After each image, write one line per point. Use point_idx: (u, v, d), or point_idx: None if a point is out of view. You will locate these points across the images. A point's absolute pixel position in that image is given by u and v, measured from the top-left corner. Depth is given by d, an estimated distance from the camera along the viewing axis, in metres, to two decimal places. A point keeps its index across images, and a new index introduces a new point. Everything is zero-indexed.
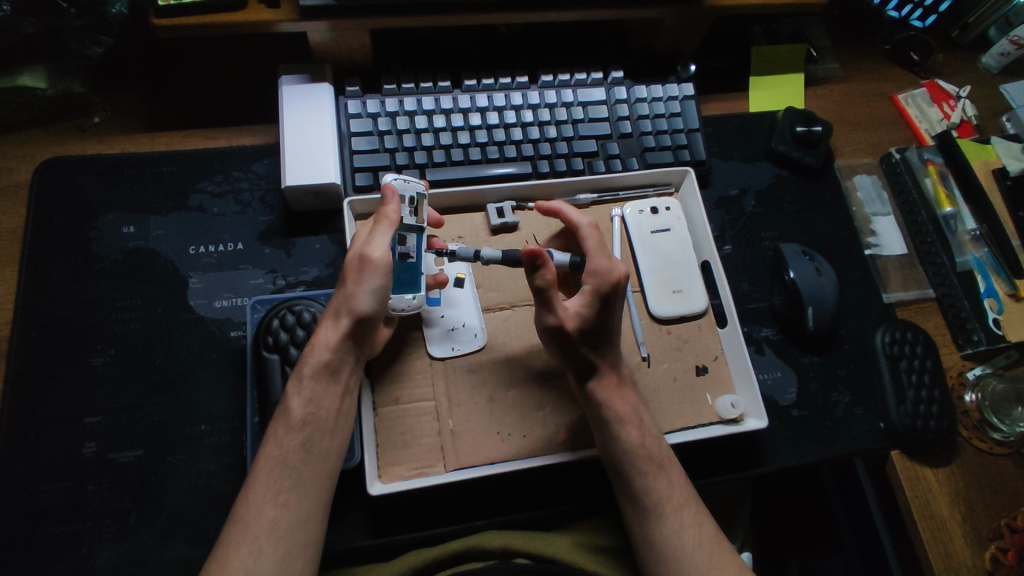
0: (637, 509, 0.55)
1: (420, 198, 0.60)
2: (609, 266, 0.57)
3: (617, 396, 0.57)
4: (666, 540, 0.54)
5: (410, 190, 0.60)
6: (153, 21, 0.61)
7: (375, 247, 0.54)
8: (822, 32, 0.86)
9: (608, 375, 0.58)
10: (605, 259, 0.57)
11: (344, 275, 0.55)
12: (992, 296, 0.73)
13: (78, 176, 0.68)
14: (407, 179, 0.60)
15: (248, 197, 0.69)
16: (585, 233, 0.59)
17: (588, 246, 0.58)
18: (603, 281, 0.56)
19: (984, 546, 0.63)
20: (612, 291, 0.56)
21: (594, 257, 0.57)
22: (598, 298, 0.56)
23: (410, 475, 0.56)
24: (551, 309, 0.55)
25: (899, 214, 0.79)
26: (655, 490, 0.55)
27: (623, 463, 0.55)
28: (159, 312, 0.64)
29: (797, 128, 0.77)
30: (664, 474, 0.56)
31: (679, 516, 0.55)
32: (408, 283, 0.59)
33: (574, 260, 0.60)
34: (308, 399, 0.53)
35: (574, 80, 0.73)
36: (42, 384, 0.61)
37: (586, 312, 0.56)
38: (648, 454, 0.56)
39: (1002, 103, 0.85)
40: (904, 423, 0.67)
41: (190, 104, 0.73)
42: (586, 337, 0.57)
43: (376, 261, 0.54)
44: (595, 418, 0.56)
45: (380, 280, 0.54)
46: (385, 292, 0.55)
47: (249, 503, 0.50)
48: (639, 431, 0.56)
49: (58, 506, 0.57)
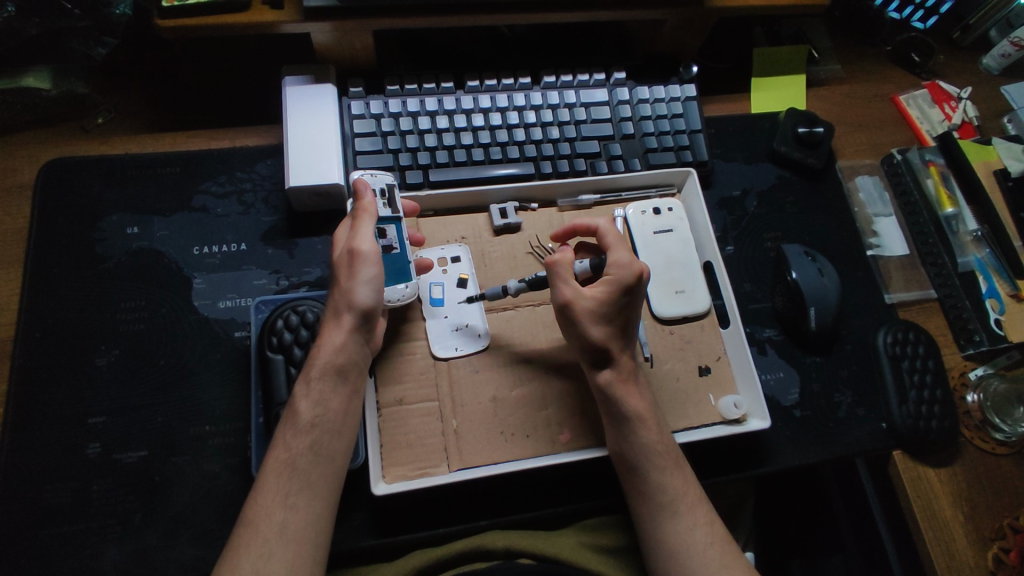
0: (648, 504, 0.55)
1: (390, 188, 0.61)
2: (629, 260, 0.58)
3: (628, 391, 0.57)
4: (679, 538, 0.54)
5: (378, 185, 0.61)
6: (158, 22, 0.61)
7: (360, 240, 0.55)
8: (824, 33, 0.87)
9: (624, 370, 0.58)
10: (624, 253, 0.59)
11: (336, 274, 0.56)
12: (994, 297, 0.73)
13: (82, 176, 0.68)
14: (373, 174, 0.61)
15: (251, 198, 0.69)
16: (604, 230, 0.61)
17: (608, 241, 0.60)
18: (624, 272, 0.57)
19: (987, 546, 0.63)
20: (634, 281, 0.57)
21: (615, 250, 0.59)
22: (617, 288, 0.57)
23: (414, 475, 0.56)
24: (562, 286, 0.57)
25: (901, 215, 0.79)
26: (670, 487, 0.55)
27: (635, 462, 0.56)
28: (163, 312, 0.64)
29: (799, 128, 0.78)
30: (680, 472, 0.56)
31: (693, 515, 0.55)
32: (397, 274, 0.58)
33: (594, 261, 0.61)
34: (316, 401, 0.53)
35: (577, 80, 0.73)
36: (46, 384, 0.61)
37: (604, 297, 0.57)
38: (666, 450, 0.56)
39: (1003, 104, 0.85)
40: (906, 423, 0.67)
41: (193, 104, 0.73)
42: (603, 326, 0.57)
43: (364, 253, 0.55)
44: (612, 416, 0.56)
45: (373, 269, 0.55)
46: (381, 280, 0.55)
47: (259, 505, 0.50)
48: (658, 431, 0.57)
49: (64, 506, 0.57)
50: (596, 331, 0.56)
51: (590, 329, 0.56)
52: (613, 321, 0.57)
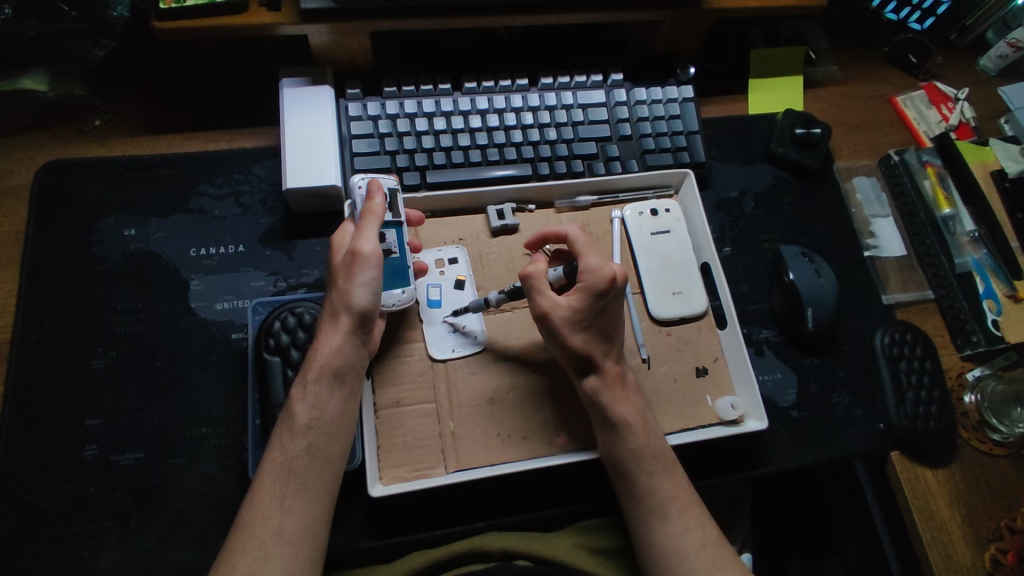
0: (639, 507, 0.55)
1: (393, 192, 0.61)
2: (601, 265, 0.56)
3: (614, 397, 0.57)
4: (670, 540, 0.54)
5: (378, 188, 0.60)
6: (154, 24, 0.61)
7: (364, 241, 0.55)
8: (821, 34, 0.87)
9: (611, 375, 0.58)
10: (593, 258, 0.57)
11: (336, 273, 0.56)
12: (991, 297, 0.73)
13: (79, 178, 0.68)
14: (374, 177, 0.60)
15: (249, 199, 0.69)
16: (574, 235, 0.60)
17: (578, 247, 0.59)
18: (595, 278, 0.56)
19: (984, 546, 0.63)
20: (606, 287, 0.55)
21: (586, 256, 0.58)
22: (591, 295, 0.56)
23: (411, 477, 0.57)
24: (537, 297, 0.57)
25: (899, 216, 0.80)
26: (661, 491, 0.55)
27: (624, 465, 0.56)
28: (160, 314, 0.64)
29: (796, 129, 0.78)
30: (670, 475, 0.56)
31: (683, 518, 0.55)
32: (395, 279, 0.58)
33: (566, 267, 0.60)
34: (312, 404, 0.53)
35: (574, 81, 0.73)
36: (43, 386, 0.61)
37: (578, 304, 0.56)
38: (654, 455, 0.56)
39: (1001, 105, 0.85)
40: (904, 424, 0.67)
41: (191, 106, 0.73)
42: (583, 332, 0.57)
43: (367, 254, 0.55)
44: (596, 421, 0.57)
45: (373, 272, 0.55)
46: (379, 284, 0.55)
47: (256, 508, 0.50)
48: (644, 435, 0.56)
49: (60, 508, 0.57)
50: (574, 340, 0.56)
51: (567, 338, 0.56)
52: (589, 328, 0.57)
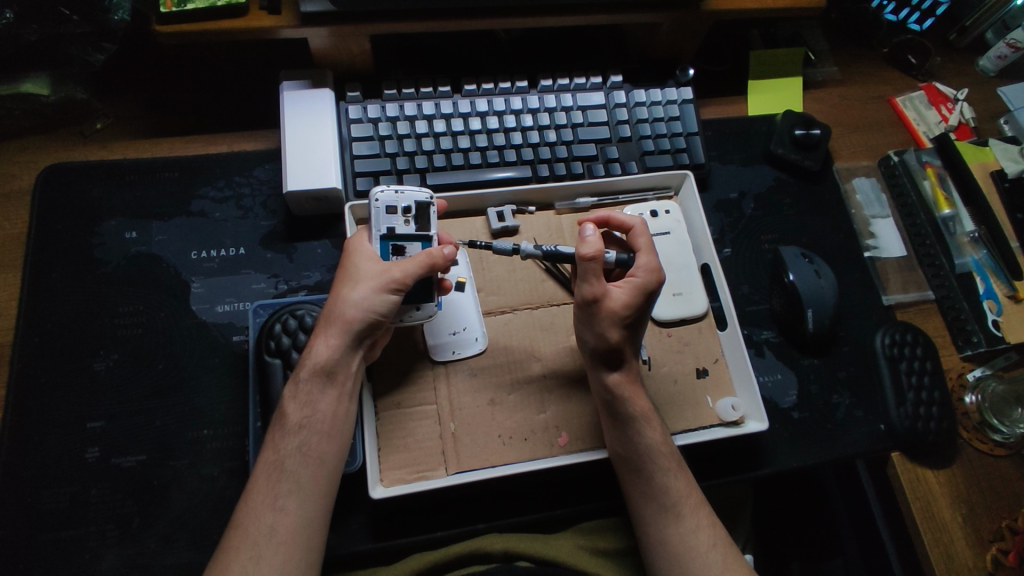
0: (653, 505, 0.55)
1: (416, 206, 0.59)
2: (653, 267, 0.59)
3: (635, 393, 0.57)
4: (681, 540, 0.54)
5: (402, 201, 0.59)
6: (155, 28, 0.62)
7: (409, 275, 0.54)
8: (820, 35, 0.87)
9: (627, 371, 0.58)
10: (649, 258, 0.59)
11: (358, 276, 0.55)
12: (991, 298, 0.73)
13: (81, 181, 0.68)
14: (397, 191, 0.58)
15: (249, 202, 0.70)
16: (637, 230, 0.62)
17: (639, 244, 0.61)
18: (649, 277, 0.58)
19: (986, 547, 0.63)
20: (655, 288, 0.58)
21: (643, 255, 0.59)
22: (644, 292, 0.57)
23: (411, 479, 0.57)
24: (591, 281, 0.55)
25: (898, 216, 0.80)
26: (674, 489, 0.55)
27: (639, 462, 0.56)
28: (162, 317, 0.65)
29: (796, 131, 0.78)
30: (682, 472, 0.56)
31: (695, 517, 0.55)
32: (416, 294, 0.58)
33: (621, 256, 0.60)
34: (304, 403, 0.54)
35: (574, 84, 0.73)
36: (45, 389, 0.61)
37: (630, 299, 0.56)
38: (669, 453, 0.57)
39: (1001, 105, 0.85)
40: (904, 425, 0.67)
41: (191, 109, 0.73)
42: (622, 327, 0.57)
43: (405, 285, 0.54)
44: (616, 417, 0.56)
45: (392, 302, 0.54)
46: (390, 311, 0.55)
47: (249, 508, 0.50)
48: (661, 433, 0.57)
49: (61, 511, 0.57)
50: (615, 331, 0.56)
51: (609, 330, 0.56)
52: (630, 325, 0.57)
